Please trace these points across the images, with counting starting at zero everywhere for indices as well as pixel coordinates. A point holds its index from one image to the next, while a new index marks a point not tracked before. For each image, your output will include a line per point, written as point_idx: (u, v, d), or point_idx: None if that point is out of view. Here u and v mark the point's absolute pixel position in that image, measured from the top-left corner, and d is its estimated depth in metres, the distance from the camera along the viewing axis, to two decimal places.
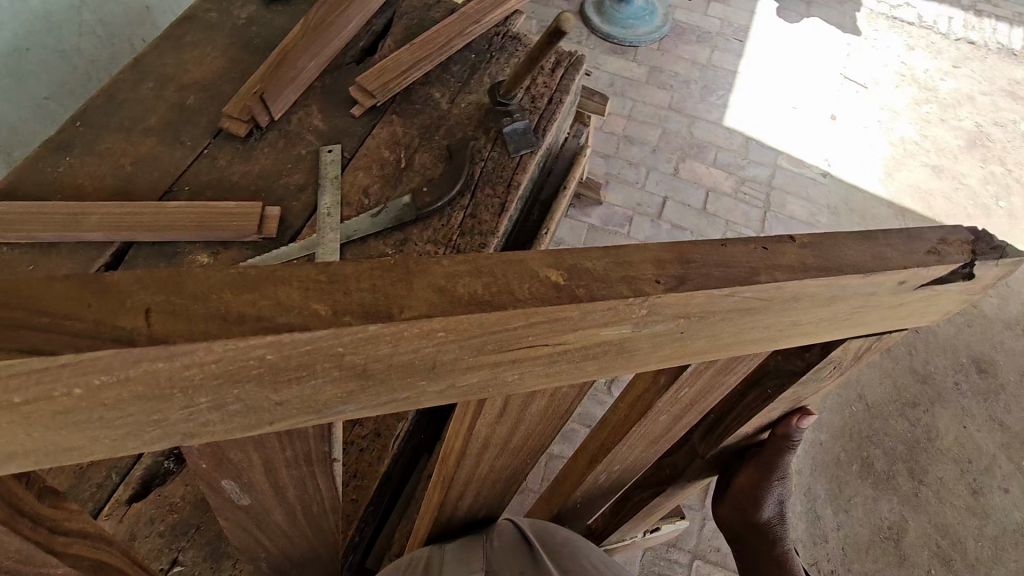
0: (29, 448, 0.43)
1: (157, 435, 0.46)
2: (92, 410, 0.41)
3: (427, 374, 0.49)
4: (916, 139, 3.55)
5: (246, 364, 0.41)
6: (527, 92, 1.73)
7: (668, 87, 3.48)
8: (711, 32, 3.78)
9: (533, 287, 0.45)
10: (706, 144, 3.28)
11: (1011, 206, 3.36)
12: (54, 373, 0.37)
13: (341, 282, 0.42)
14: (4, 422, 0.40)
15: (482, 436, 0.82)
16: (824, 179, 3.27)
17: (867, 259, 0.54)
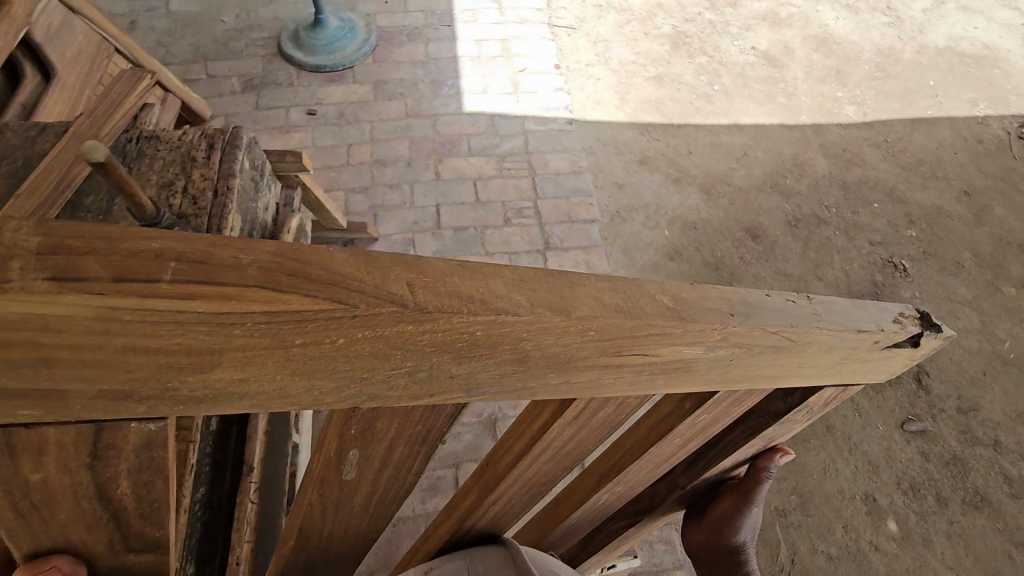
0: (261, 389, 0.52)
1: (352, 392, 0.56)
2: (334, 355, 0.51)
3: (560, 369, 0.61)
4: (632, 59, 3.89)
5: (457, 337, 0.52)
6: (185, 195, 1.50)
7: (399, 96, 3.40)
8: (419, 28, 3.77)
9: (657, 305, 0.59)
10: (456, 136, 3.29)
11: (724, 86, 3.81)
12: (339, 322, 0.48)
13: (535, 283, 0.54)
14: (266, 351, 0.49)
15: (548, 442, 0.92)
16: (570, 126, 3.46)
17: (858, 316, 0.70)
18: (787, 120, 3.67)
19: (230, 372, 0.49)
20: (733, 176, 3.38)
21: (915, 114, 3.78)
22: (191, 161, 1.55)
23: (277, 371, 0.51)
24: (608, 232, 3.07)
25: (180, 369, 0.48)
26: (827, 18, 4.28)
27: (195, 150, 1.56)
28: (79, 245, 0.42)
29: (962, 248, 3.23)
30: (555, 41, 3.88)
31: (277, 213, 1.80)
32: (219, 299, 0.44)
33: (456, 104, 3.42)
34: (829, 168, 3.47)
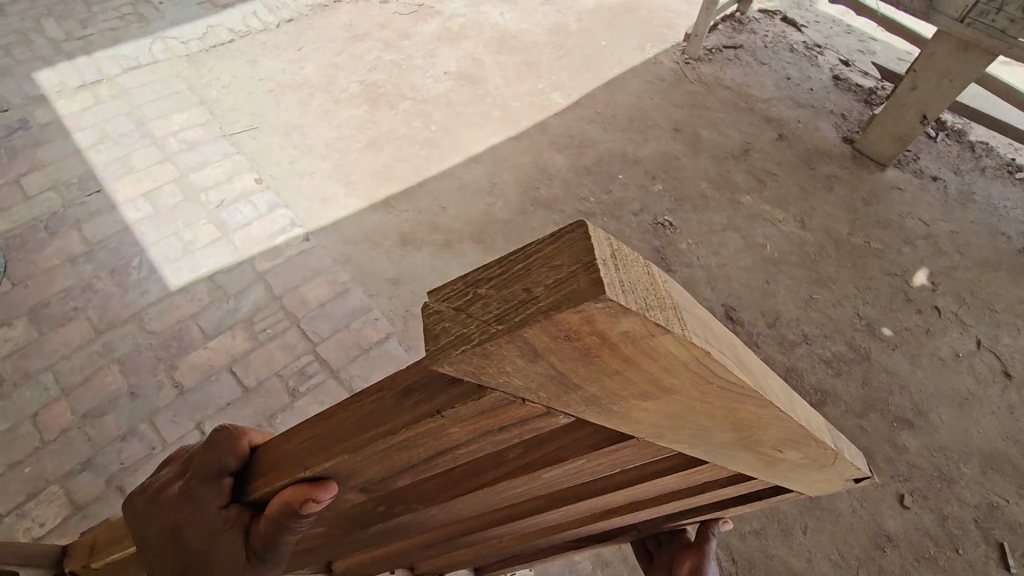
0: (630, 414, 0.57)
1: (658, 431, 0.63)
2: (696, 413, 0.59)
3: (758, 450, 0.73)
4: (336, 134, 3.52)
5: (756, 424, 0.63)
6: None
7: (74, 313, 2.64)
8: (59, 211, 2.98)
9: (829, 438, 0.73)
10: (180, 324, 2.65)
11: (439, 123, 3.65)
12: (731, 400, 0.56)
13: (799, 397, 0.69)
14: (679, 403, 0.55)
15: (634, 483, 0.96)
16: (308, 243, 3.00)
17: (860, 463, 0.84)
18: (512, 131, 3.65)
19: (638, 403, 0.55)
20: (494, 208, 3.26)
21: (606, 77, 4.04)
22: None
23: (658, 412, 0.57)
24: (409, 338, 2.72)
25: (637, 392, 0.52)
26: (495, 15, 4.36)
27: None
28: (685, 301, 0.50)
29: (697, 180, 3.51)
30: (240, 152, 3.35)
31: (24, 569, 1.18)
32: (716, 375, 0.51)
33: (151, 291, 2.74)
34: (567, 160, 3.54)
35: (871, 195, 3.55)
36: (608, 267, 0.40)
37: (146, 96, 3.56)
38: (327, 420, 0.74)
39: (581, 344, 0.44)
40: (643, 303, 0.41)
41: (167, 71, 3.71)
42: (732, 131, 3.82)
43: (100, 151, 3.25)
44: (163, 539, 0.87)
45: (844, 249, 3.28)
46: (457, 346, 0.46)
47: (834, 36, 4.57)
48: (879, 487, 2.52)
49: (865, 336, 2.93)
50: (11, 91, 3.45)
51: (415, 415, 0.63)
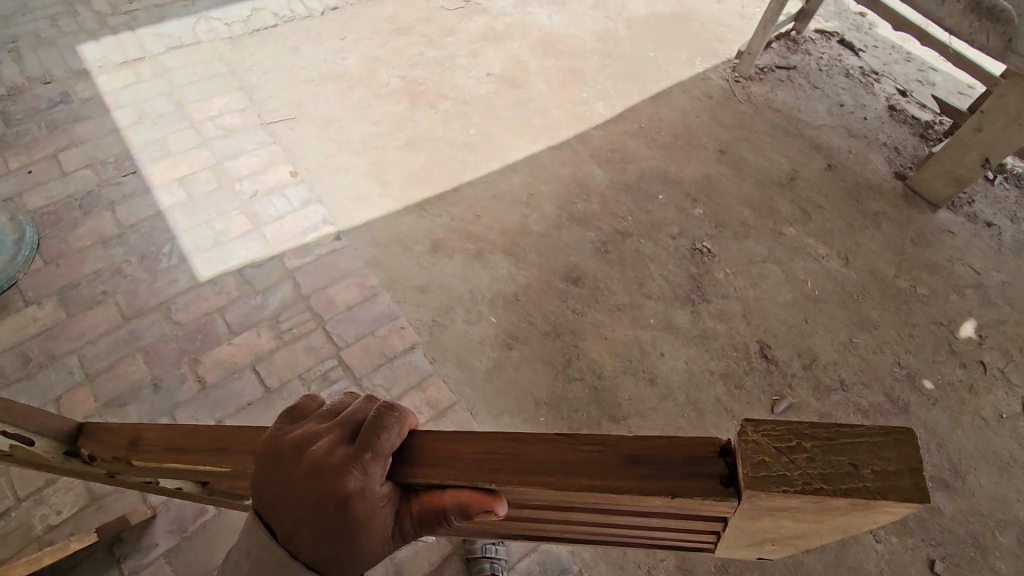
0: (752, 528, 0.72)
1: (734, 536, 0.77)
2: (775, 542, 0.76)
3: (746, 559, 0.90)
4: (374, 131, 3.47)
5: (768, 554, 0.83)
6: None
7: (103, 297, 2.64)
8: (94, 190, 2.99)
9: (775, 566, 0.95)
10: (207, 317, 2.63)
11: (479, 126, 3.57)
12: (794, 545, 0.77)
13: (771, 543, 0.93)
14: (787, 536, 0.73)
15: (660, 536, 0.88)
16: (339, 243, 2.97)
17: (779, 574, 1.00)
18: (552, 141, 3.56)
19: (779, 529, 0.71)
20: (528, 220, 3.18)
21: (652, 90, 3.91)
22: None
23: (765, 535, 0.74)
24: (435, 350, 2.66)
25: (800, 527, 0.69)
26: (543, 18, 4.26)
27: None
28: None
29: (741, 206, 3.36)
30: (277, 142, 3.32)
31: (39, 439, 1.13)
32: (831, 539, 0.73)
33: (179, 279, 2.73)
34: (607, 175, 3.42)
35: (920, 237, 3.40)
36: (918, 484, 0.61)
37: (186, 77, 3.53)
38: (527, 449, 0.75)
39: (854, 507, 0.61)
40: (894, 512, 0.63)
41: (209, 53, 3.68)
42: (779, 156, 3.65)
43: (137, 130, 3.25)
44: (321, 501, 0.84)
45: (889, 292, 3.14)
46: (777, 481, 0.61)
47: (892, 64, 4.38)
48: (909, 549, 2.42)
49: (905, 388, 2.81)
50: (55, 63, 3.45)
51: (643, 486, 0.68)
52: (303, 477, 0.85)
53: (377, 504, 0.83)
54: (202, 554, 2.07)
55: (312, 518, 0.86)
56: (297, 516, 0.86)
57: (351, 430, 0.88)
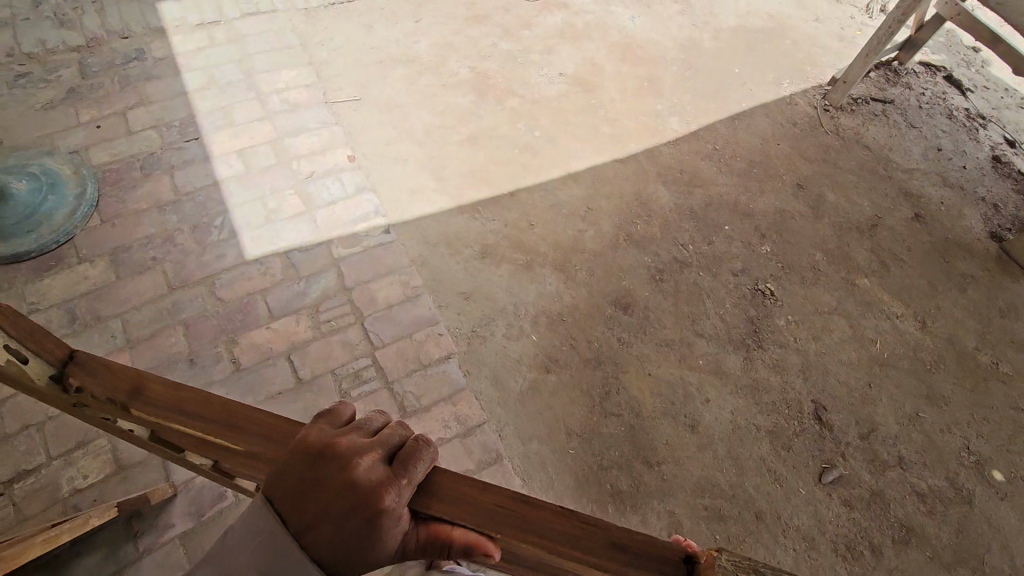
0: None
1: None
2: None
3: None
4: (437, 122, 3.37)
5: None
6: None
7: (151, 264, 2.66)
8: (156, 152, 3.01)
9: None
10: (248, 297, 2.61)
11: (544, 129, 3.41)
12: None
13: None
14: None
15: None
16: (387, 236, 2.89)
17: None
18: (619, 153, 3.37)
19: None
20: (583, 237, 3.03)
21: (733, 109, 3.65)
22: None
23: None
24: (470, 363, 2.57)
25: None
26: (625, 20, 4.04)
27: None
28: None
29: (813, 250, 3.09)
30: (339, 123, 3.26)
31: (35, 360, 1.08)
32: None
33: (226, 256, 2.72)
34: (672, 197, 3.21)
35: (1010, 308, 3.08)
36: None
37: (257, 46, 3.51)
38: (535, 514, 0.99)
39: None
40: None
41: (283, 24, 3.65)
42: (862, 199, 3.35)
43: (204, 96, 3.25)
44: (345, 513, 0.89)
45: (967, 366, 2.85)
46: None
47: (1004, 108, 3.97)
48: None
49: (971, 476, 2.56)
50: (134, 19, 3.49)
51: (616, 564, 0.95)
52: (338, 484, 0.91)
53: (399, 525, 0.93)
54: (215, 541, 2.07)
55: (327, 524, 0.89)
56: (311, 519, 0.89)
57: (389, 452, 0.98)
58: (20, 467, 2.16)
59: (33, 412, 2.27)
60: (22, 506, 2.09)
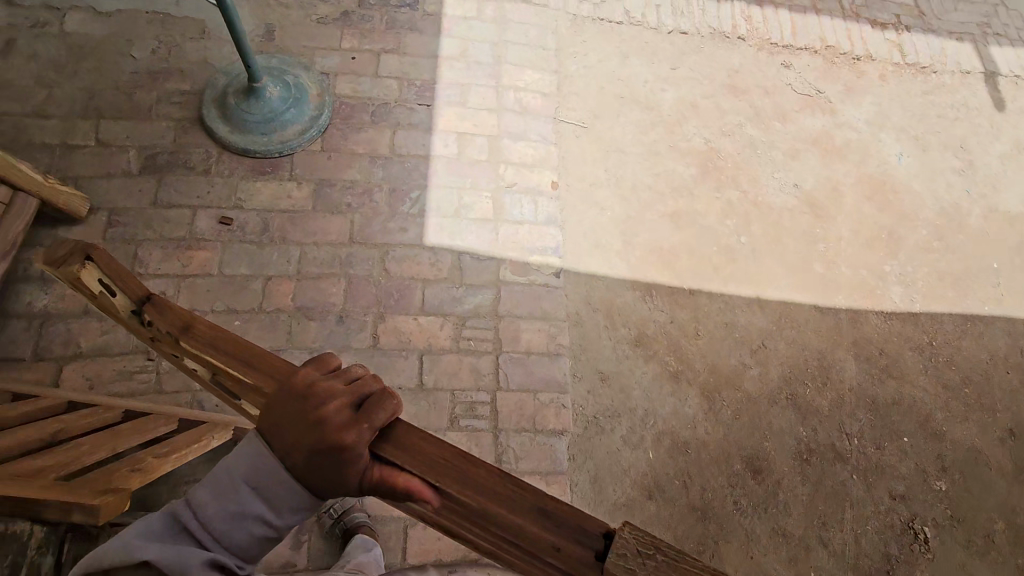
0: None
1: None
2: None
3: None
4: (649, 182, 3.21)
5: None
6: None
7: (344, 210, 2.81)
8: (389, 104, 3.13)
9: None
10: (410, 281, 2.68)
11: (752, 237, 3.12)
12: None
13: None
14: None
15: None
16: (557, 280, 2.81)
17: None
18: (821, 300, 3.00)
19: None
20: (745, 374, 2.75)
21: (971, 308, 3.12)
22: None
23: None
24: (578, 450, 2.45)
25: None
26: (889, 154, 3.57)
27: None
28: None
29: (995, 515, 2.61)
30: (557, 144, 3.20)
31: (120, 295, 1.33)
32: None
33: (406, 234, 2.80)
34: (859, 376, 2.82)
35: None
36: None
37: (516, 38, 3.49)
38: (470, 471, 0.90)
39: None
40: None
41: (547, 21, 3.60)
42: None
43: (450, 67, 3.31)
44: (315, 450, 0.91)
45: None
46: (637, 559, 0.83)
47: None
48: None
49: None
50: None
51: (540, 534, 0.85)
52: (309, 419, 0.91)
53: (360, 464, 0.90)
54: None
55: (300, 453, 0.92)
56: (288, 449, 0.93)
57: (355, 398, 0.93)
58: None
59: (205, 300, 2.54)
60: (165, 380, 2.37)
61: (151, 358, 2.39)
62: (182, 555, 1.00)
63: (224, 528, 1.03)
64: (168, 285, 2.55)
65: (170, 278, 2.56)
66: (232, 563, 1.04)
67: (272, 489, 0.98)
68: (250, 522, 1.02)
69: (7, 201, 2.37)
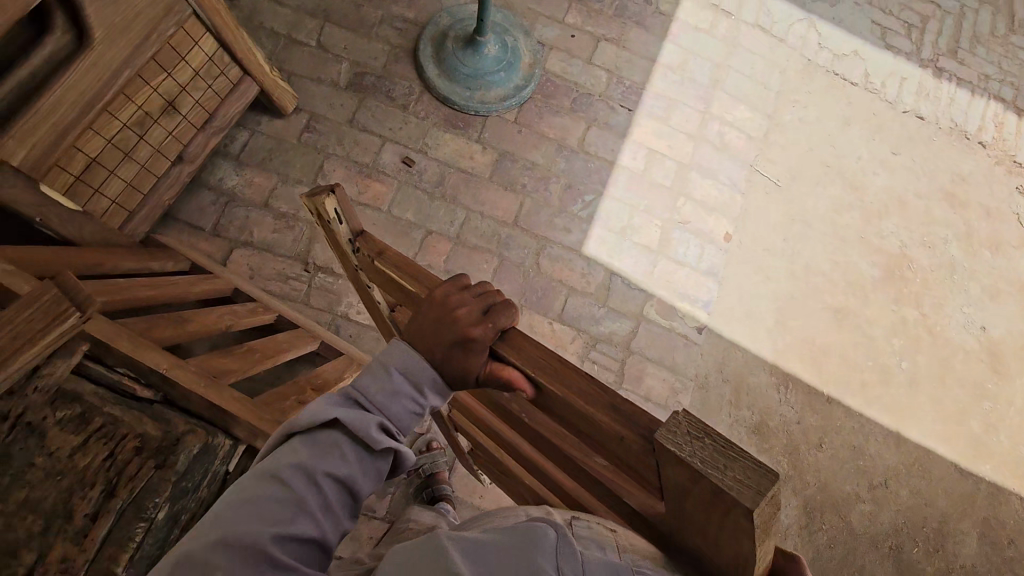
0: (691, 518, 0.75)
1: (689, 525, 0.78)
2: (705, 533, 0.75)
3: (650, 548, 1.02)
4: (825, 268, 2.95)
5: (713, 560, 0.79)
6: (35, 498, 1.05)
7: (517, 189, 2.79)
8: (593, 95, 3.01)
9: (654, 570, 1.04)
10: (556, 284, 2.66)
11: (914, 366, 2.84)
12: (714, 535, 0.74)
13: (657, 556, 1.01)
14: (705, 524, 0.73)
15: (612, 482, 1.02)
16: (698, 336, 2.69)
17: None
18: (965, 462, 2.71)
19: (699, 512, 0.72)
20: (855, 506, 2.56)
21: None
22: (46, 437, 1.10)
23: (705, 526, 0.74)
24: None
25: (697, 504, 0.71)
26: None
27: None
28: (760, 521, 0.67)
29: None
30: (745, 194, 2.98)
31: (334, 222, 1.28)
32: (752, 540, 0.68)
33: (567, 235, 2.75)
34: (976, 557, 2.57)
35: None
36: (753, 480, 0.65)
37: (741, 65, 3.21)
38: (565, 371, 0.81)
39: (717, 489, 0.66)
40: (755, 491, 0.64)
41: (779, 57, 3.29)
42: None
43: (664, 76, 3.11)
44: (442, 347, 0.95)
45: None
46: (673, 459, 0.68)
47: None
48: None
49: None
50: None
51: (610, 426, 0.76)
52: (441, 320, 0.96)
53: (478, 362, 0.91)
54: None
55: (435, 351, 0.96)
56: (426, 351, 0.97)
57: (482, 302, 0.95)
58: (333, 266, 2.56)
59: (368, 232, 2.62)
60: (312, 295, 2.51)
61: (307, 271, 2.54)
62: (363, 417, 0.95)
63: (386, 400, 0.96)
64: None
65: None
66: (395, 432, 0.99)
67: (414, 370, 0.97)
68: (411, 399, 0.97)
69: (235, 81, 2.48)
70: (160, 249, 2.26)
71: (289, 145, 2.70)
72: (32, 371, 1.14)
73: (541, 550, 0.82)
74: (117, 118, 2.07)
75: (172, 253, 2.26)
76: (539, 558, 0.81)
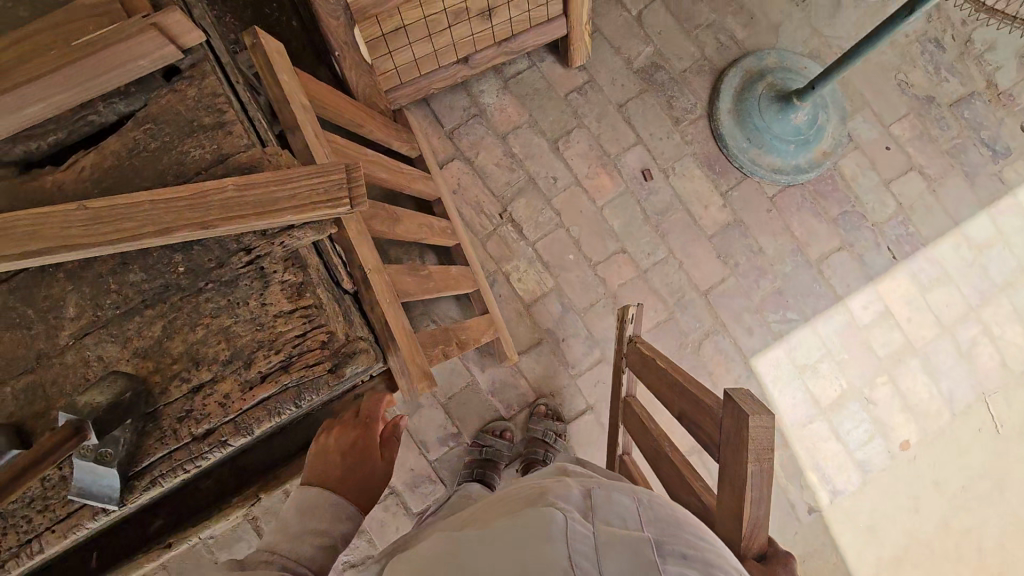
0: (727, 459, 1.09)
1: (725, 478, 1.09)
2: (728, 466, 1.08)
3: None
4: (986, 545, 2.49)
5: (731, 499, 1.06)
6: (239, 328, 1.20)
7: (730, 264, 2.56)
8: (866, 221, 2.62)
9: None
10: (704, 373, 2.49)
11: None
12: (732, 463, 1.07)
13: None
14: (731, 450, 1.08)
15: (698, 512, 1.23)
16: (804, 514, 2.43)
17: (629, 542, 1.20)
18: None
19: (729, 445, 1.09)
20: None
21: None
22: (268, 288, 1.22)
23: (728, 461, 1.09)
24: None
25: (733, 438, 1.07)
26: None
27: (239, 259, 1.21)
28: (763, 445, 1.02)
29: None
30: (953, 416, 2.54)
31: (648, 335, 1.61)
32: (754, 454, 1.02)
33: (746, 337, 2.52)
34: None
35: None
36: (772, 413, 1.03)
37: None
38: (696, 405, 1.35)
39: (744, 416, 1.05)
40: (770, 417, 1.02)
41: None
42: None
43: (955, 245, 2.63)
44: (345, 460, 1.16)
45: None
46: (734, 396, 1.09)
47: None
48: None
49: None
50: None
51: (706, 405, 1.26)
52: (336, 447, 1.17)
53: (369, 449, 1.19)
54: (471, 411, 2.40)
55: (339, 461, 1.15)
56: (328, 474, 1.13)
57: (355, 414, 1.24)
58: (524, 225, 2.54)
59: (572, 215, 2.56)
60: (490, 240, 2.52)
61: (499, 218, 2.54)
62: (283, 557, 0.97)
63: (294, 541, 1.00)
64: (564, 177, 2.58)
65: (570, 173, 2.58)
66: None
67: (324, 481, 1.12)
68: (319, 531, 1.04)
69: (551, 17, 2.35)
70: (402, 129, 2.32)
71: (553, 96, 2.62)
72: (286, 227, 1.21)
73: (557, 538, 0.72)
74: (443, 3, 1.97)
75: (411, 138, 2.32)
76: (557, 552, 0.70)
